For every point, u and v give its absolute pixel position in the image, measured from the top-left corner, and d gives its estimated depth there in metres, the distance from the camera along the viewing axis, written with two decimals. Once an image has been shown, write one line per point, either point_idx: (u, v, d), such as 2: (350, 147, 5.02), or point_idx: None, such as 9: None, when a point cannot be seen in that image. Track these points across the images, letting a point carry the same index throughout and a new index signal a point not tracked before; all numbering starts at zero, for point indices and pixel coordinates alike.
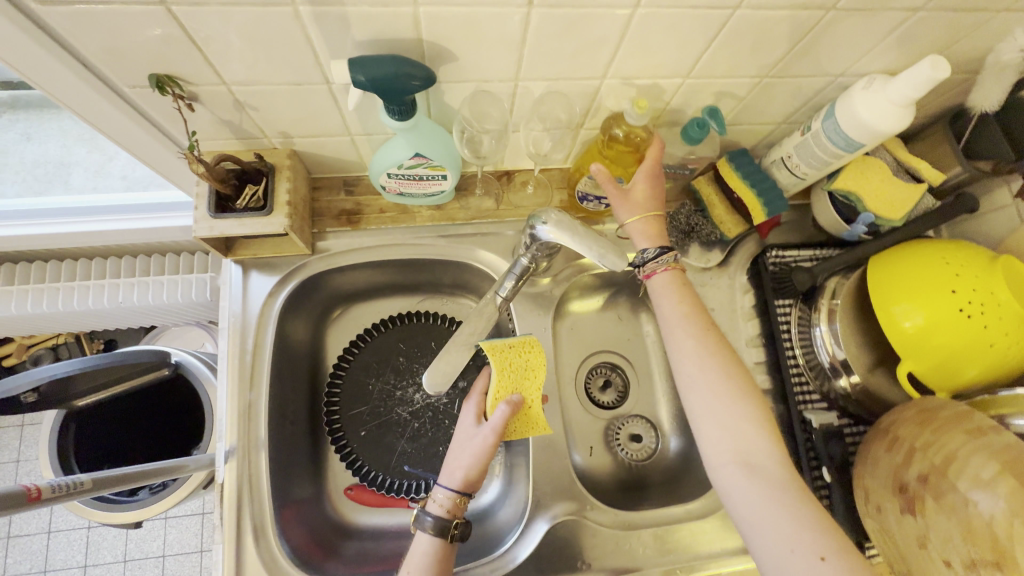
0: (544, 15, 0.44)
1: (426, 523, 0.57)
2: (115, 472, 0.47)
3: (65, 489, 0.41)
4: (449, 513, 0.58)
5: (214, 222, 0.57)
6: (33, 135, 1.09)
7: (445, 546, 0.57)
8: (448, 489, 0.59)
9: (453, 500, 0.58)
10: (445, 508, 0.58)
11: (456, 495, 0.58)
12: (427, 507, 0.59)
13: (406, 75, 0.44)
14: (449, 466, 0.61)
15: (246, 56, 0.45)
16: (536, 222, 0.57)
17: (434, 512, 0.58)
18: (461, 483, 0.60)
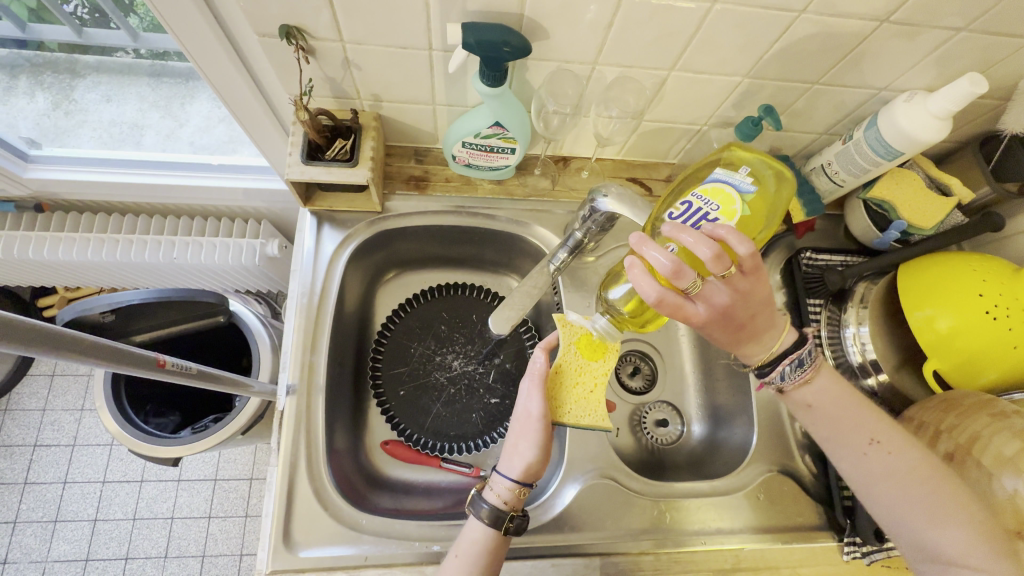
0: (634, 2, 0.50)
1: (482, 509, 0.56)
2: (210, 371, 0.52)
3: (175, 368, 0.47)
4: (507, 503, 0.57)
5: (305, 168, 0.63)
6: (112, 97, 1.14)
7: (499, 537, 0.56)
8: (509, 480, 0.58)
9: (513, 492, 0.57)
10: (503, 498, 0.57)
11: (518, 485, 0.57)
12: (483, 493, 0.58)
13: (507, 44, 0.50)
14: (508, 454, 0.60)
15: (368, 18, 0.51)
16: (597, 195, 0.62)
17: (491, 500, 0.57)
18: (522, 471, 0.58)
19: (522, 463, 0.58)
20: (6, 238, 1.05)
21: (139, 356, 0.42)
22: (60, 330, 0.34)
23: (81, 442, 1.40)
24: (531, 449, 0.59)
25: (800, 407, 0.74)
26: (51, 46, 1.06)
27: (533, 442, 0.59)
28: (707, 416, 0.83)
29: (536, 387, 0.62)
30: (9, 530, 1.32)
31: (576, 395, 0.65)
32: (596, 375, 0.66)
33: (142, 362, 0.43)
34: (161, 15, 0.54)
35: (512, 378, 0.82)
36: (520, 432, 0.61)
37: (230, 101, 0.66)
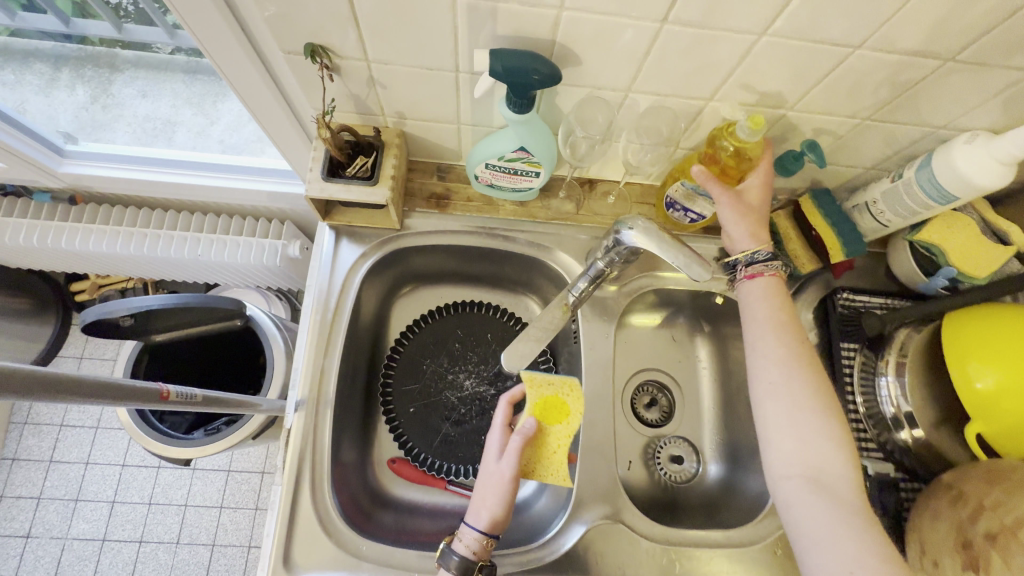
0: (674, 32, 0.47)
1: (450, 561, 0.55)
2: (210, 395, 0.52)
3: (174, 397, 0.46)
4: (475, 555, 0.55)
5: (325, 185, 0.62)
6: (148, 93, 1.15)
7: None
8: (476, 531, 0.56)
9: (481, 542, 0.56)
10: (471, 550, 0.56)
11: (484, 538, 0.56)
12: (452, 543, 0.57)
13: (536, 73, 0.48)
14: (475, 504, 0.58)
15: (393, 39, 0.50)
16: (622, 227, 0.60)
17: (460, 551, 0.56)
18: (490, 522, 0.57)
19: (490, 516, 0.57)
20: (41, 228, 1.08)
21: (137, 388, 0.42)
22: (59, 374, 0.34)
23: (104, 424, 1.44)
24: (500, 504, 0.57)
25: None
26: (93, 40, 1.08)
27: (501, 497, 0.58)
28: (724, 455, 0.80)
29: (515, 448, 0.59)
30: (33, 505, 1.37)
31: (538, 456, 0.62)
32: (559, 438, 0.63)
33: (141, 395, 0.42)
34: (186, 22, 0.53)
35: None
36: (491, 486, 0.59)
37: (256, 111, 0.66)
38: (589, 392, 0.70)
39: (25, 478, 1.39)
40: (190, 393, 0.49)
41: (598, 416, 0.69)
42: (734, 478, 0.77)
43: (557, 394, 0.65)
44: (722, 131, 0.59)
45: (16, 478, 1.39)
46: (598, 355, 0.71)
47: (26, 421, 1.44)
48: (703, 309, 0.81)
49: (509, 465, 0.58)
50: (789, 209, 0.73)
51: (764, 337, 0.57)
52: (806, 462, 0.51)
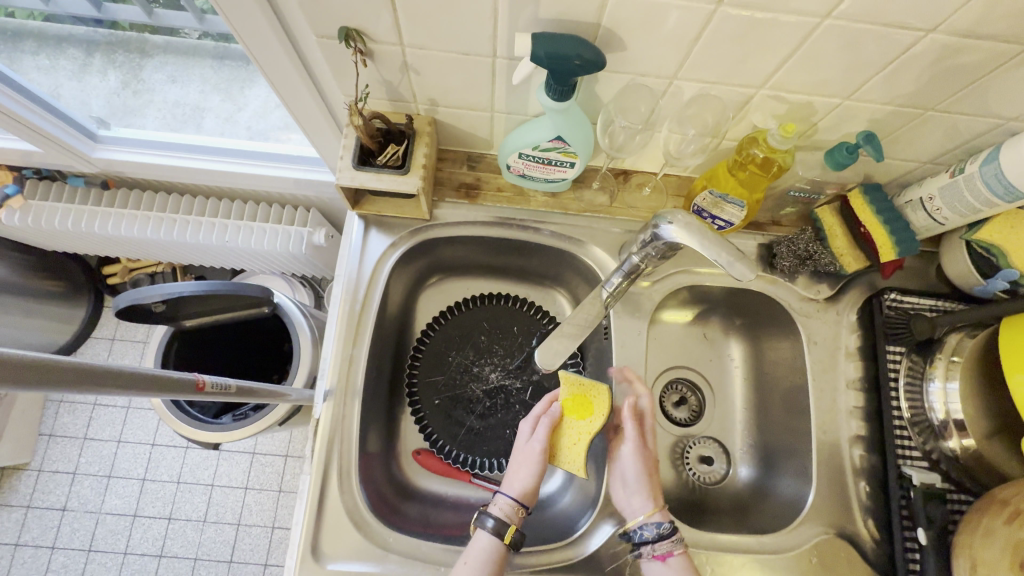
0: (729, 15, 0.44)
1: (487, 522, 0.56)
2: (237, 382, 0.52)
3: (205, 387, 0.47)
4: (509, 518, 0.57)
5: (356, 173, 0.61)
6: (177, 78, 1.15)
7: (502, 551, 0.56)
8: (510, 496, 0.58)
9: (515, 508, 0.57)
10: (505, 513, 0.57)
11: (518, 504, 0.57)
12: (488, 508, 0.58)
13: (579, 57, 0.45)
14: (509, 474, 0.60)
15: (431, 23, 0.48)
16: (661, 221, 0.57)
17: (495, 514, 0.57)
18: (523, 491, 0.58)
19: (522, 485, 0.59)
20: (75, 212, 1.10)
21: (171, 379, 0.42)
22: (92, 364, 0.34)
23: (135, 404, 1.48)
24: (531, 473, 0.59)
25: (867, 465, 0.67)
26: (122, 24, 1.07)
27: (535, 467, 0.59)
28: (756, 458, 0.77)
29: (545, 423, 0.62)
30: (69, 480, 1.42)
31: (559, 445, 0.62)
32: (580, 432, 0.62)
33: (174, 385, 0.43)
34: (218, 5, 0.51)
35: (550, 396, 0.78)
36: (522, 460, 0.61)
37: (286, 97, 0.65)
38: (620, 391, 0.68)
39: (61, 454, 1.44)
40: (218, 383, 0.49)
41: None
42: (766, 482, 0.75)
43: (585, 394, 0.64)
44: (750, 141, 0.58)
45: (52, 453, 1.44)
46: (629, 353, 0.69)
47: (62, 399, 1.48)
48: (738, 307, 0.78)
49: (542, 438, 0.61)
50: (836, 205, 0.68)
51: None
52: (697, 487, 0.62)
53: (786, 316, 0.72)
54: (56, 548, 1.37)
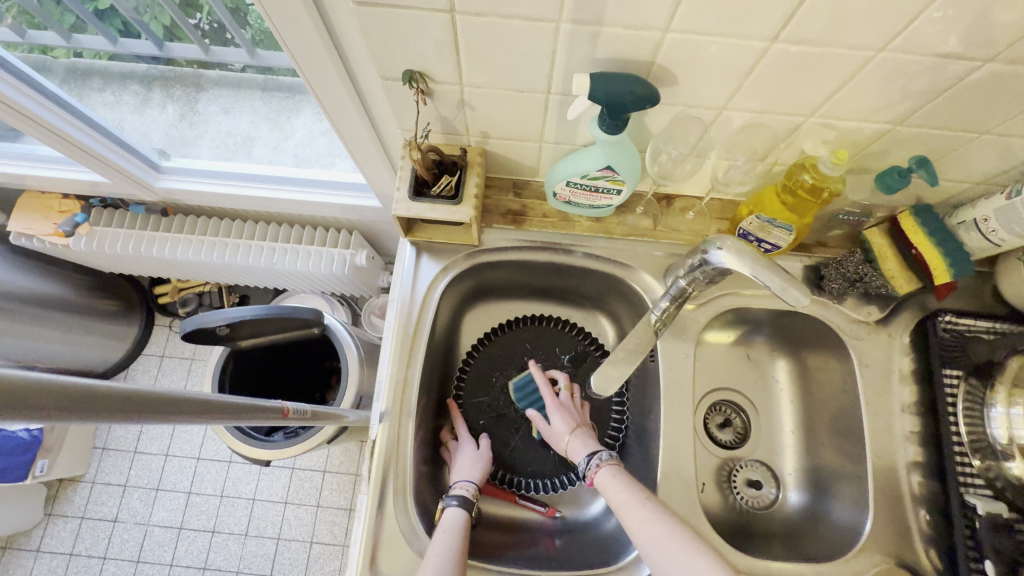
0: (783, 51, 0.45)
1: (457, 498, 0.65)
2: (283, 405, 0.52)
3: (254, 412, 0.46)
4: (475, 495, 0.66)
5: (411, 204, 0.63)
6: (229, 110, 1.16)
7: (468, 523, 0.63)
8: (470, 480, 0.68)
9: (475, 489, 0.67)
10: (469, 492, 0.66)
11: (479, 486, 0.68)
12: (450, 492, 0.67)
13: (636, 97, 0.47)
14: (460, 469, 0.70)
15: (490, 63, 0.50)
16: (710, 246, 0.58)
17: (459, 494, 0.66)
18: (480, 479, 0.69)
19: (474, 476, 0.69)
20: (136, 237, 1.16)
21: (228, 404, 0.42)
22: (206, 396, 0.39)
23: (182, 419, 1.54)
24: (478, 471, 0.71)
25: (925, 492, 0.65)
26: (178, 61, 1.09)
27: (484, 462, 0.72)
28: (806, 482, 0.76)
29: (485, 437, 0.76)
30: (120, 492, 1.48)
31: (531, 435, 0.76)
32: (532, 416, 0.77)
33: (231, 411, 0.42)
34: (286, 45, 0.57)
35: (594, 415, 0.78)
36: (473, 460, 0.72)
37: (337, 120, 0.72)
38: (667, 414, 0.68)
39: (114, 466, 1.50)
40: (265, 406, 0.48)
41: (677, 440, 0.67)
42: (817, 507, 0.73)
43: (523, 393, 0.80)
44: (801, 166, 0.58)
45: (105, 466, 1.50)
46: (676, 377, 0.69)
47: None
48: (783, 329, 0.78)
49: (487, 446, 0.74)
50: (885, 226, 0.68)
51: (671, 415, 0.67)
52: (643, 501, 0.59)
53: (834, 338, 0.72)
54: (106, 559, 1.43)
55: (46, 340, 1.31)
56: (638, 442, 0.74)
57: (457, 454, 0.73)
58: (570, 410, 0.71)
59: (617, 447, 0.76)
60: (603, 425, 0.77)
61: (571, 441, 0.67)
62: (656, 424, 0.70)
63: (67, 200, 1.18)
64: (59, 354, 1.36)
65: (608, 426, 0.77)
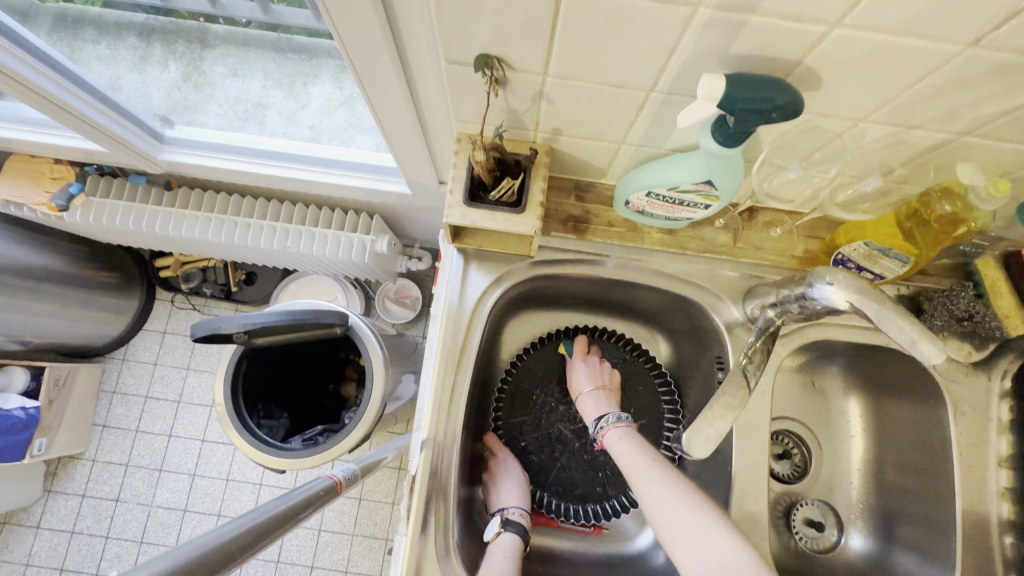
0: (974, 58, 0.36)
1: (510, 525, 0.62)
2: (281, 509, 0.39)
3: (250, 541, 0.34)
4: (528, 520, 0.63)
5: (467, 211, 0.54)
6: (239, 71, 1.03)
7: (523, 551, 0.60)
8: (519, 505, 0.64)
9: (526, 514, 0.64)
10: (522, 519, 0.63)
11: (528, 510, 0.64)
12: (503, 517, 0.63)
13: (775, 107, 0.38)
14: (504, 493, 0.66)
15: (590, 52, 0.40)
16: (816, 280, 0.51)
17: (512, 520, 0.62)
18: (526, 502, 0.65)
19: (522, 502, 0.65)
20: (136, 211, 1.06)
21: (209, 554, 0.30)
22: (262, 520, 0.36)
23: (185, 399, 1.48)
24: (524, 491, 0.66)
25: (1018, 554, 0.59)
26: (181, 13, 0.93)
27: (521, 482, 0.68)
28: (873, 525, 0.70)
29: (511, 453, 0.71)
30: (121, 471, 1.43)
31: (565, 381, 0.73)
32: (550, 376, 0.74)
33: (211, 564, 0.30)
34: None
35: (644, 431, 0.72)
36: (516, 482, 0.67)
37: (373, 96, 0.62)
38: (739, 455, 0.61)
39: (115, 445, 1.45)
40: (269, 522, 0.37)
41: (748, 484, 0.61)
42: (885, 555, 0.68)
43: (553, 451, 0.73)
44: (938, 193, 0.50)
45: (105, 444, 1.45)
46: (749, 415, 0.62)
47: (115, 391, 1.48)
48: (862, 361, 0.70)
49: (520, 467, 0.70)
50: (1000, 256, 0.59)
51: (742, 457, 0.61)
52: (660, 507, 0.52)
53: (926, 378, 0.64)
54: (109, 538, 1.39)
55: (41, 315, 1.23)
56: (698, 479, 0.67)
57: (500, 474, 0.68)
58: (593, 368, 0.70)
59: (673, 465, 0.71)
60: (654, 442, 0.72)
61: (586, 399, 0.67)
62: (724, 464, 0.63)
63: (60, 165, 1.08)
64: (55, 329, 1.29)
65: (660, 444, 0.72)
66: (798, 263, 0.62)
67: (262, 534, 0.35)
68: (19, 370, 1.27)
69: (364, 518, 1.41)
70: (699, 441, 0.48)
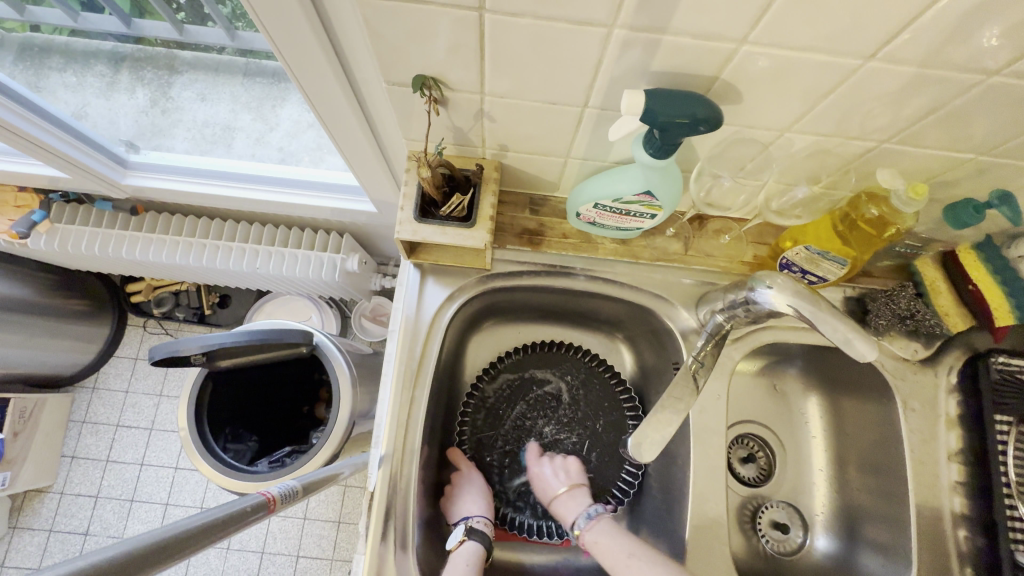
0: (876, 71, 0.38)
1: (472, 533, 0.62)
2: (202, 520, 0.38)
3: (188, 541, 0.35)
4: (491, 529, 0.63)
5: (417, 227, 0.55)
6: (207, 96, 1.05)
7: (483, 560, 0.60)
8: (484, 513, 0.64)
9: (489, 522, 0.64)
10: (485, 527, 0.63)
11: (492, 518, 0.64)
12: (465, 523, 0.63)
13: (697, 120, 0.40)
14: (469, 501, 0.66)
15: (519, 70, 0.42)
16: (757, 285, 0.51)
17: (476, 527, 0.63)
18: (490, 510, 0.66)
19: (485, 509, 0.65)
20: (102, 237, 1.05)
21: (145, 549, 0.31)
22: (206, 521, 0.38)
23: (158, 426, 1.45)
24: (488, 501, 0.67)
25: (972, 547, 0.60)
26: (150, 40, 0.96)
27: (487, 492, 0.68)
28: (836, 525, 0.71)
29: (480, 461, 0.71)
30: (91, 503, 1.39)
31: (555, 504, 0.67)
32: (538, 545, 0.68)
33: (150, 558, 0.31)
34: (264, 25, 0.49)
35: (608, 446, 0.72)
36: (481, 490, 0.67)
37: (327, 119, 0.63)
38: (698, 459, 0.62)
39: (84, 476, 1.41)
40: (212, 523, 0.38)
41: (707, 490, 0.61)
42: (849, 554, 0.68)
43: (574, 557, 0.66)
44: (864, 198, 0.52)
45: (74, 476, 1.41)
46: (708, 419, 0.63)
47: (84, 420, 1.45)
48: (817, 362, 0.72)
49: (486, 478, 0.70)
50: (938, 257, 0.62)
51: (700, 459, 0.62)
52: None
53: (876, 377, 0.66)
54: None
55: (4, 346, 1.20)
56: (663, 484, 0.68)
57: (462, 484, 0.68)
58: (555, 467, 0.67)
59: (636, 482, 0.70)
60: (618, 457, 0.72)
61: (564, 499, 0.64)
62: (684, 469, 0.64)
63: (24, 193, 1.07)
64: (21, 359, 1.26)
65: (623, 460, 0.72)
66: (747, 269, 0.64)
67: (176, 546, 0.34)
68: None
69: (342, 542, 1.39)
70: (647, 445, 0.49)
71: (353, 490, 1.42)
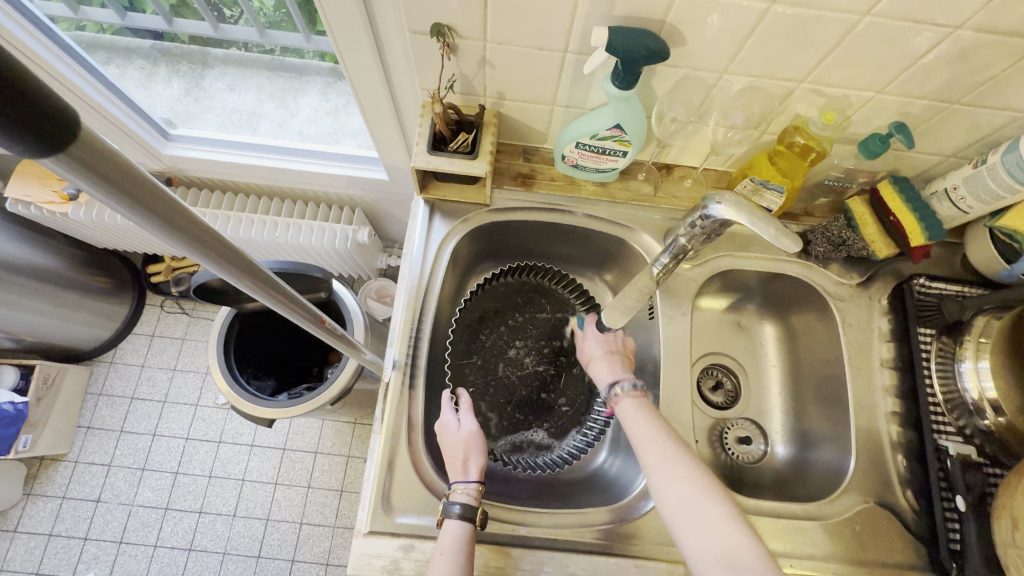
0: (781, 14, 0.51)
1: (453, 510, 0.58)
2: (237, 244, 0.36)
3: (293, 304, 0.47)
4: (476, 499, 0.60)
5: (430, 157, 0.67)
6: (235, 87, 1.19)
7: (472, 533, 0.58)
8: (471, 481, 0.60)
9: (477, 488, 0.60)
10: (470, 498, 0.59)
11: (480, 485, 0.60)
12: (450, 497, 0.60)
13: (649, 51, 0.52)
14: (454, 464, 0.62)
15: (514, 18, 0.54)
16: (710, 203, 0.60)
17: (460, 500, 0.59)
18: (479, 473, 0.62)
19: (473, 474, 0.61)
20: None
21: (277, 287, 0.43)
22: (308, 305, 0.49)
23: (171, 399, 1.53)
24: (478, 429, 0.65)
25: (903, 439, 0.70)
26: (182, 38, 1.13)
27: (477, 449, 0.63)
28: (793, 437, 0.80)
29: (466, 407, 0.67)
30: (104, 472, 1.45)
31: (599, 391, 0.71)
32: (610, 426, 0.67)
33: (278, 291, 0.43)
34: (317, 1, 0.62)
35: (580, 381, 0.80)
36: (463, 447, 0.63)
37: (356, 84, 0.76)
38: (667, 365, 0.73)
39: (98, 446, 1.47)
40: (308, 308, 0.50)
41: (675, 390, 0.72)
42: (803, 459, 0.78)
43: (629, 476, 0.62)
44: (791, 129, 0.65)
45: (89, 445, 1.47)
46: (676, 331, 0.75)
47: (101, 393, 1.52)
48: (772, 295, 0.83)
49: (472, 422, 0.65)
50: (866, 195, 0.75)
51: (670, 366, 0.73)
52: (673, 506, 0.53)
53: (820, 299, 0.77)
54: (88, 539, 1.39)
55: (34, 313, 1.29)
56: None
57: (446, 441, 0.64)
58: (603, 336, 0.72)
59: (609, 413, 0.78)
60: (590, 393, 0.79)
61: (597, 362, 0.70)
62: (656, 376, 0.74)
63: None
64: (49, 327, 1.35)
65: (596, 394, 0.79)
66: None
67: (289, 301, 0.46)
68: (9, 369, 1.31)
69: (345, 509, 1.44)
70: None
71: (355, 460, 1.49)
